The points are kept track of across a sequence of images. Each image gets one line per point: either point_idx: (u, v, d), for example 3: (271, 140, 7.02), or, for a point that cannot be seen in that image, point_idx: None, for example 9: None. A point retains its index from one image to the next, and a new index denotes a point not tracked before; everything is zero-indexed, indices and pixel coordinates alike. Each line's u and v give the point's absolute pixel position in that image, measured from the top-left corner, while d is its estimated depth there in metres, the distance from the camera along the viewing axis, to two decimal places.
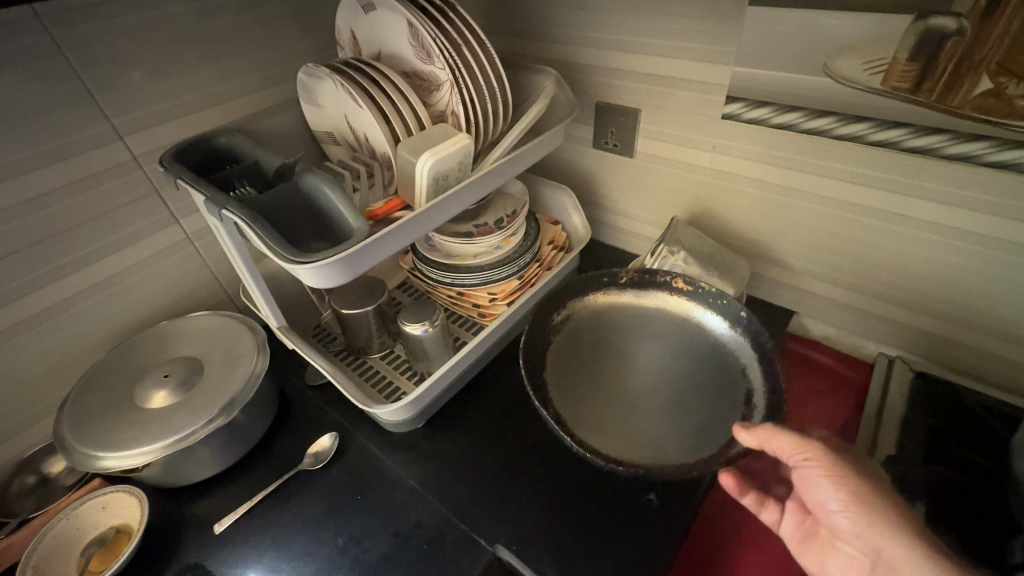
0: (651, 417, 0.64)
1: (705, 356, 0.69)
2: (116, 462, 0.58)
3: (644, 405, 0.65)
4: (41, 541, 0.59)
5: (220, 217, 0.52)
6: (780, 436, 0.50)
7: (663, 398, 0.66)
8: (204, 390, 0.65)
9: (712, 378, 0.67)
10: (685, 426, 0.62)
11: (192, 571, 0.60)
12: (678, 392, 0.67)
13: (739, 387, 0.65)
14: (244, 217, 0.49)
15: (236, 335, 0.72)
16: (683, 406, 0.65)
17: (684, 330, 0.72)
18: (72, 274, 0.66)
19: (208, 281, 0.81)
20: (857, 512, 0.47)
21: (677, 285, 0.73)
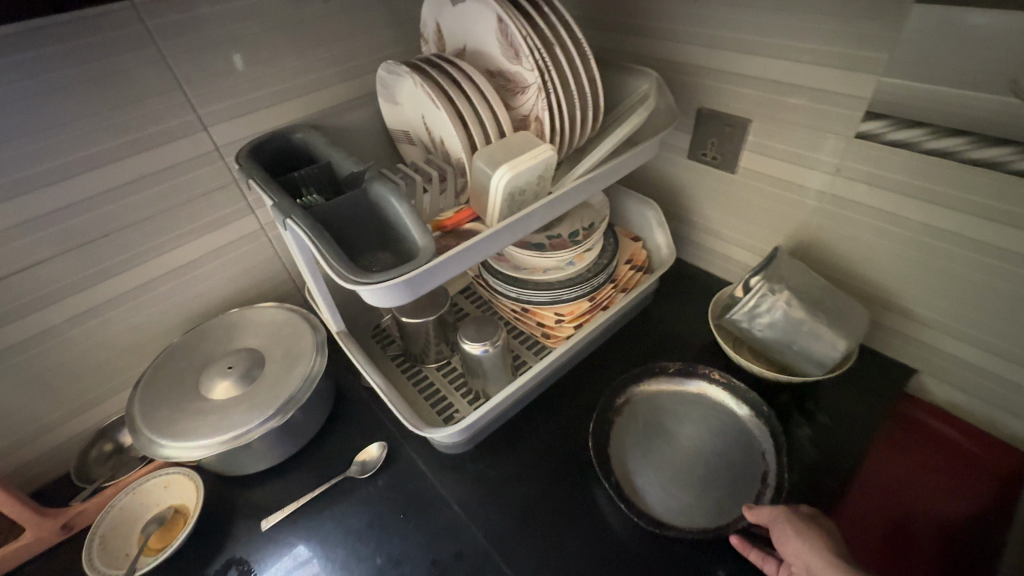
0: (687, 501, 0.61)
1: (737, 442, 0.66)
2: (177, 452, 0.59)
3: (682, 484, 0.63)
4: (109, 513, 0.63)
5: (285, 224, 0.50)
6: (763, 508, 0.55)
7: (700, 487, 0.63)
8: (263, 386, 0.65)
9: (737, 461, 0.64)
10: (711, 506, 0.61)
11: (237, 566, 0.61)
12: (709, 476, 0.63)
13: (757, 466, 0.63)
14: (308, 229, 0.46)
15: (299, 331, 0.72)
16: (724, 496, 0.61)
17: (718, 414, 0.69)
18: (156, 259, 0.68)
19: (279, 271, 0.82)
20: (813, 553, 0.49)
21: (713, 376, 0.70)
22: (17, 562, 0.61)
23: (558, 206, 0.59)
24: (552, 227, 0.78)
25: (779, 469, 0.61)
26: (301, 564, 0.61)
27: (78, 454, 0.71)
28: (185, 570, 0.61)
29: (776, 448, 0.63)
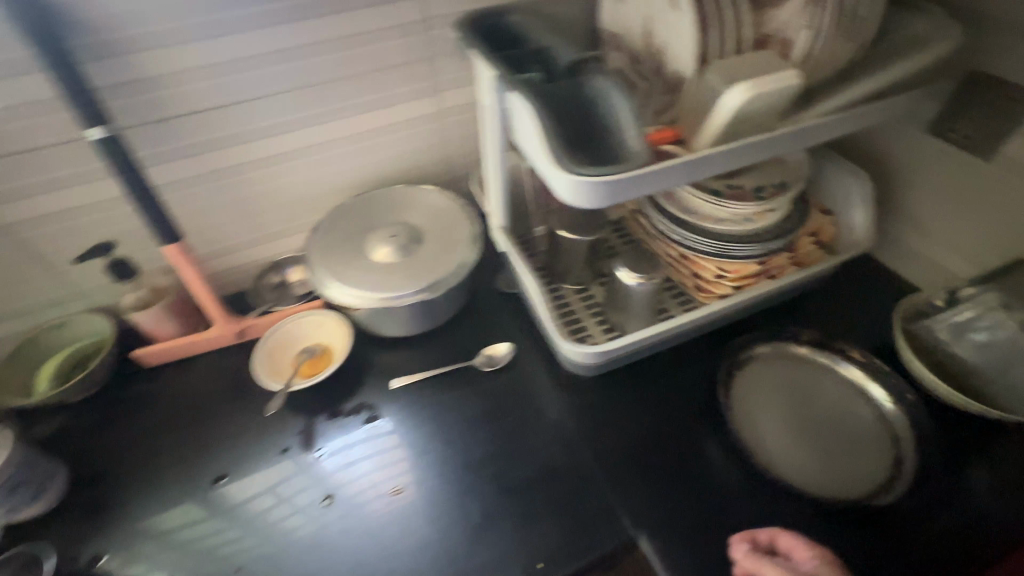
0: (807, 472, 0.58)
1: (873, 431, 0.60)
2: (344, 295, 0.66)
3: (805, 458, 0.59)
4: (274, 333, 0.72)
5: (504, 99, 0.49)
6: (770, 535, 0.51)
7: (823, 461, 0.59)
8: (420, 260, 0.69)
9: (868, 445, 0.59)
10: (831, 479, 0.58)
11: (367, 411, 0.68)
12: (834, 453, 0.60)
13: (888, 452, 0.59)
14: (533, 102, 0.45)
15: (457, 221, 0.73)
16: (853, 485, 0.57)
17: (855, 400, 0.63)
18: (349, 119, 0.72)
19: (443, 159, 0.83)
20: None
21: (851, 355, 0.64)
22: (202, 348, 0.73)
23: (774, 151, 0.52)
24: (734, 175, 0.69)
25: (922, 461, 0.56)
26: (393, 440, 0.65)
27: (254, 279, 0.81)
28: (325, 401, 0.69)
29: (917, 439, 0.58)
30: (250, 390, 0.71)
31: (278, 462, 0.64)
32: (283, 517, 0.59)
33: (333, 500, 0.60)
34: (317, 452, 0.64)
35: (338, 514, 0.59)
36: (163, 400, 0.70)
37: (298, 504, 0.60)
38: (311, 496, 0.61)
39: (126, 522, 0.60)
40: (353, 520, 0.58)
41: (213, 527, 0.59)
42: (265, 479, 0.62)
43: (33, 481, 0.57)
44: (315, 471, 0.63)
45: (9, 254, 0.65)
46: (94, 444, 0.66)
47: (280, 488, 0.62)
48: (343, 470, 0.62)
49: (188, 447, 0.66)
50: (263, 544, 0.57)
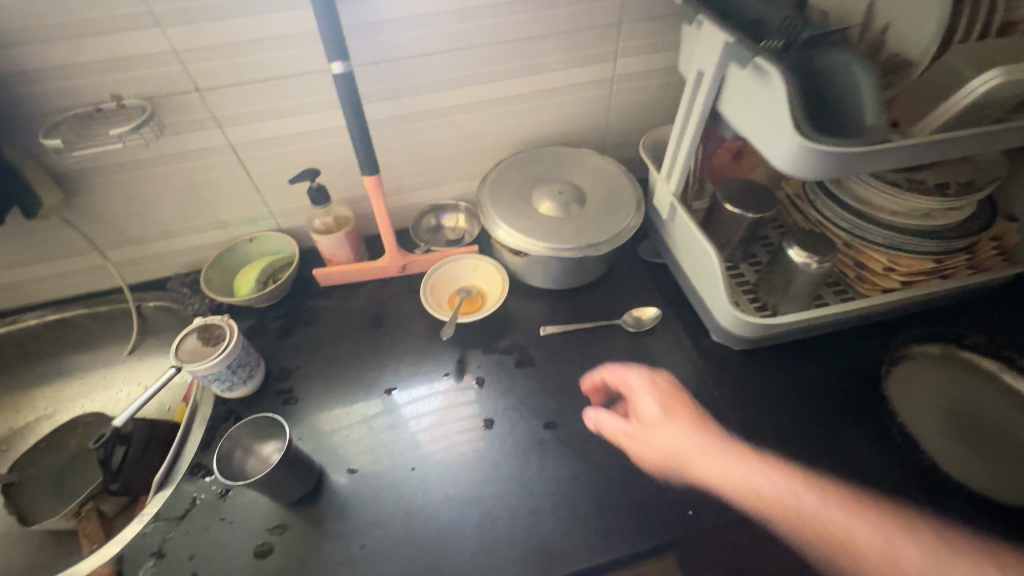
0: (975, 471, 0.57)
1: None
2: (515, 241, 0.70)
3: (972, 457, 0.58)
4: (438, 268, 0.78)
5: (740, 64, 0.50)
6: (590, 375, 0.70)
7: (993, 464, 0.57)
8: (585, 218, 0.72)
9: None
10: (1005, 482, 0.56)
11: (518, 351, 0.73)
12: (1004, 458, 0.58)
13: None
14: (781, 75, 0.45)
15: (620, 186, 0.77)
16: None
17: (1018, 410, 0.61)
18: (531, 77, 0.75)
19: (602, 125, 0.85)
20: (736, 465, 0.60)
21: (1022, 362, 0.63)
22: (371, 275, 0.82)
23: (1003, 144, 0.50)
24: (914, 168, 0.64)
25: None
26: (473, 395, 0.69)
27: (413, 220, 0.88)
28: (479, 336, 0.75)
29: None
30: (412, 317, 0.78)
31: (368, 399, 0.70)
32: (376, 444, 0.65)
33: (414, 439, 0.65)
34: (402, 396, 0.69)
35: (436, 447, 0.64)
36: (337, 317, 0.79)
37: (388, 434, 0.66)
38: (399, 430, 0.66)
39: (314, 413, 0.68)
40: (444, 459, 0.63)
41: (343, 437, 0.66)
42: (359, 410, 0.68)
43: (247, 364, 0.66)
44: (400, 410, 0.68)
45: (231, 171, 0.73)
46: (281, 345, 0.75)
47: (372, 419, 0.67)
48: (424, 413, 0.67)
49: (361, 359, 0.74)
50: (376, 465, 0.63)
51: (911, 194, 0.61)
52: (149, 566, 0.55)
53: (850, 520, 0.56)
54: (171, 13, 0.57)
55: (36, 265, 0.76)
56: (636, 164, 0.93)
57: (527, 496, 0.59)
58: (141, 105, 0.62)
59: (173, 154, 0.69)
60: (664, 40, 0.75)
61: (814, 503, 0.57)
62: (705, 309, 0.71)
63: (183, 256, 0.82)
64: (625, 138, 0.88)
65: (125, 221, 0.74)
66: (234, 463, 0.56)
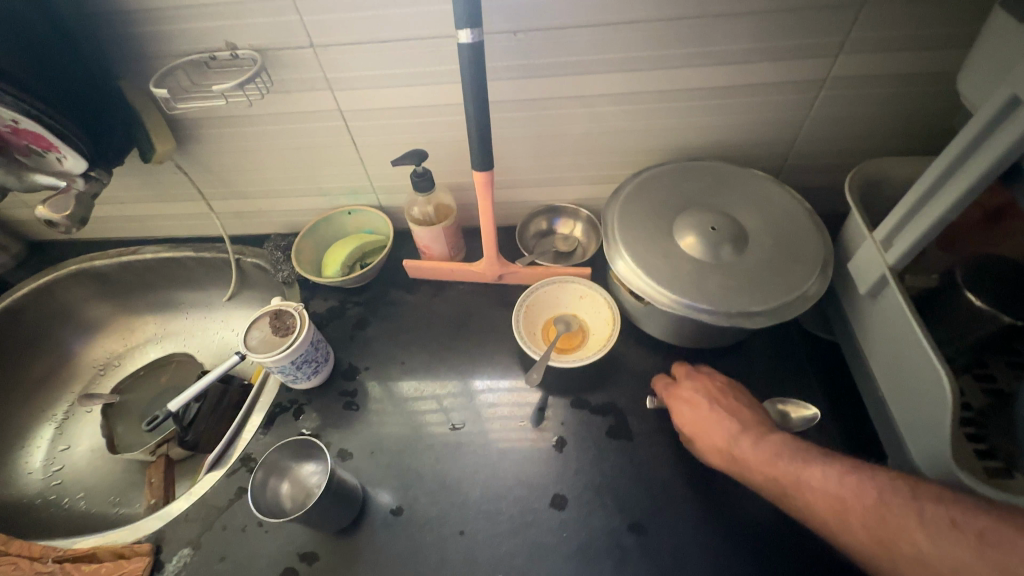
0: None
1: None
2: (637, 284, 0.54)
3: None
4: (539, 290, 0.65)
5: None
6: (662, 381, 0.58)
7: None
8: (739, 269, 0.54)
9: None
10: None
11: (613, 413, 0.59)
12: None
13: None
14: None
15: (801, 233, 0.57)
16: None
17: None
18: (708, 68, 0.56)
19: (788, 140, 0.64)
20: (749, 452, 0.48)
21: None
22: (463, 277, 0.72)
23: None
24: None
25: None
26: (551, 452, 0.57)
27: (522, 220, 0.76)
28: (570, 381, 0.62)
29: None
30: (498, 337, 0.68)
31: (445, 381, 0.64)
32: (443, 430, 0.60)
33: (482, 434, 0.59)
34: (481, 391, 0.63)
35: (498, 481, 0.55)
36: (418, 317, 0.70)
37: (455, 421, 0.60)
38: (468, 422, 0.60)
39: (373, 425, 0.61)
40: (499, 481, 0.55)
41: (400, 446, 0.59)
42: (436, 389, 0.63)
43: (314, 360, 0.60)
44: (476, 400, 0.62)
45: (336, 138, 0.66)
46: (356, 336, 0.69)
47: (445, 400, 0.62)
48: (499, 410, 0.61)
49: (434, 374, 0.65)
50: (428, 483, 0.56)
51: None
52: (184, 555, 0.53)
53: (854, 492, 0.41)
54: None
55: (155, 203, 0.77)
56: (820, 196, 0.71)
57: None
58: (253, 57, 0.56)
59: (280, 114, 0.63)
60: (924, 34, 0.51)
61: (824, 479, 0.43)
62: (890, 432, 0.51)
63: (284, 217, 0.79)
64: (816, 161, 0.66)
65: (232, 175, 0.72)
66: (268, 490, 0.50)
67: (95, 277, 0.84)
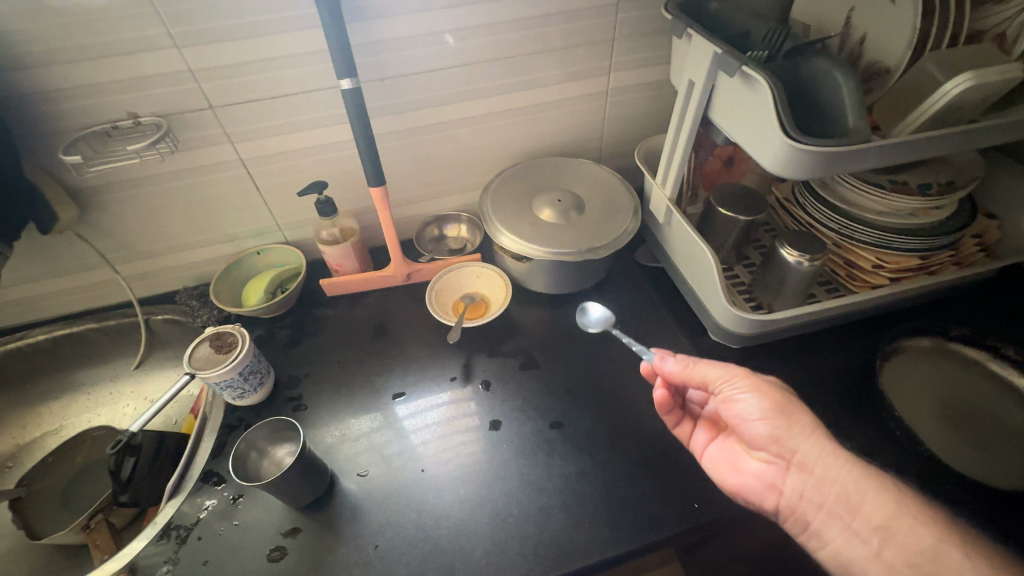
0: (971, 462, 0.58)
1: None
2: (521, 248, 0.72)
3: (966, 444, 0.60)
4: (442, 276, 0.80)
5: (731, 73, 0.52)
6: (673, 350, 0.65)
7: (990, 455, 0.59)
8: (583, 224, 0.75)
9: None
10: (1002, 468, 0.57)
11: (521, 352, 0.75)
12: (1001, 448, 0.59)
13: None
14: (770, 83, 0.48)
15: (617, 192, 0.80)
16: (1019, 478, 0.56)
17: (1009, 400, 0.64)
18: (529, 91, 0.78)
19: (598, 136, 0.88)
20: (770, 406, 0.52)
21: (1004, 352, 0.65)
22: (377, 285, 0.84)
23: (995, 138, 0.52)
24: (897, 170, 0.68)
25: None
26: (481, 397, 0.70)
27: (415, 231, 0.91)
28: (483, 339, 0.77)
29: None
30: (417, 324, 0.80)
31: (372, 412, 0.70)
32: (383, 453, 0.65)
33: (418, 455, 0.65)
34: (407, 402, 0.70)
35: (443, 469, 0.63)
36: (344, 324, 0.81)
37: (391, 448, 0.66)
38: (405, 440, 0.66)
39: (323, 418, 0.69)
40: (446, 481, 0.62)
41: (350, 442, 0.66)
42: (365, 419, 0.69)
43: (258, 371, 0.67)
44: (408, 421, 0.68)
45: (241, 185, 0.75)
46: (290, 353, 0.77)
47: (375, 433, 0.67)
48: (429, 428, 0.67)
49: (368, 364, 0.75)
50: (383, 467, 0.64)
51: (895, 195, 0.63)
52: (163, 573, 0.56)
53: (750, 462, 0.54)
54: (186, 34, 0.60)
55: (47, 279, 0.77)
56: (630, 174, 0.97)
57: (538, 494, 0.61)
58: (157, 122, 0.65)
59: (185, 169, 0.71)
60: (655, 55, 0.79)
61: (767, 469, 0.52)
62: (702, 310, 0.74)
63: (192, 269, 0.84)
64: (620, 149, 0.92)
65: (136, 235, 0.76)
66: (248, 464, 0.59)
67: None
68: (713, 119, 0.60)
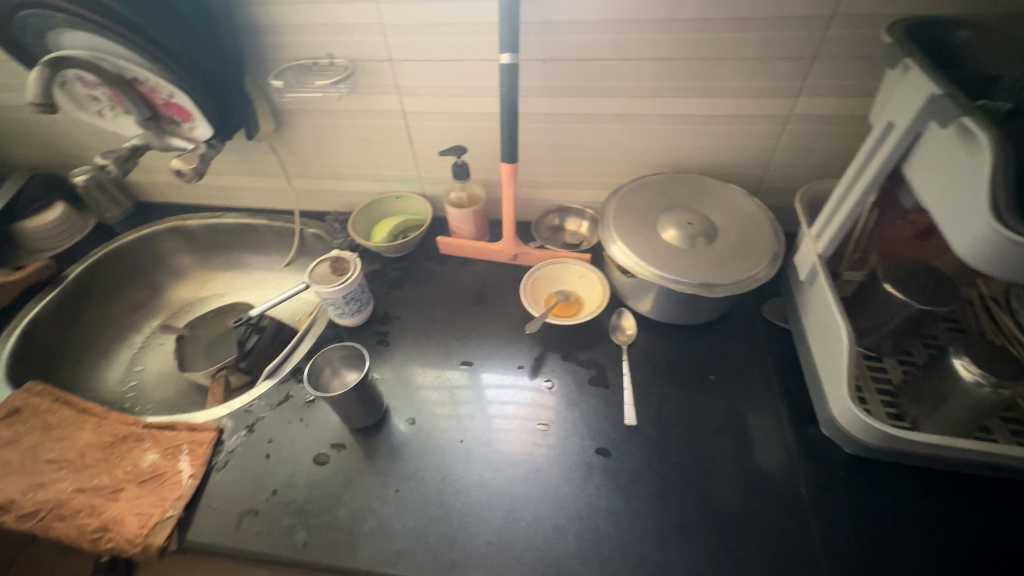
0: None
1: None
2: (629, 262, 0.67)
3: None
4: (545, 265, 0.80)
5: (950, 121, 0.41)
6: None
7: None
8: (706, 255, 0.67)
9: None
10: None
11: (595, 366, 0.72)
12: None
13: None
14: (1003, 146, 0.36)
15: (760, 232, 0.70)
16: None
17: None
18: (693, 100, 0.72)
19: (761, 165, 0.78)
20: None
21: None
22: (485, 255, 0.87)
23: None
24: None
25: None
26: (540, 395, 0.69)
27: (537, 216, 0.91)
28: (562, 339, 0.75)
29: None
30: (507, 304, 0.81)
31: (440, 370, 0.73)
32: (435, 412, 0.68)
33: (464, 426, 0.66)
34: (472, 373, 0.72)
35: (480, 449, 0.64)
36: (444, 282, 0.85)
37: (444, 410, 0.68)
38: (458, 408, 0.68)
39: (398, 359, 0.75)
40: (478, 461, 0.63)
41: (412, 390, 0.71)
42: (431, 374, 0.73)
43: (360, 300, 0.75)
44: (467, 392, 0.70)
45: (397, 134, 0.83)
46: (392, 293, 0.84)
47: (435, 390, 0.71)
48: (482, 405, 0.69)
49: (451, 325, 0.79)
50: (430, 424, 0.67)
51: None
52: (241, 436, 0.66)
53: None
54: None
55: (245, 176, 0.95)
56: (789, 216, 0.84)
57: (557, 511, 0.58)
58: (346, 65, 0.74)
59: (358, 111, 0.81)
60: (861, 85, 0.66)
61: None
62: (819, 394, 0.62)
63: (343, 197, 0.96)
64: (784, 184, 0.80)
65: (311, 158, 0.90)
66: (320, 377, 0.67)
67: (183, 233, 1.02)
68: (908, 174, 0.48)
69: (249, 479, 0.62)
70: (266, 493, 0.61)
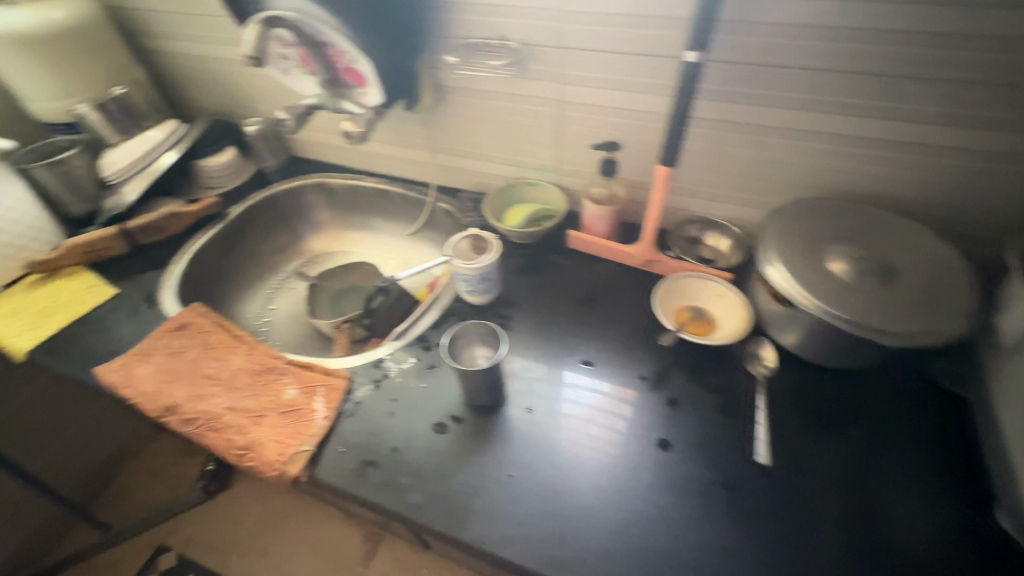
0: None
1: None
2: (790, 289, 0.62)
3: None
4: (680, 277, 0.77)
5: None
6: None
7: None
8: (883, 297, 0.60)
9: None
10: None
11: (724, 392, 0.67)
12: None
13: None
14: None
15: (952, 283, 0.61)
16: None
17: None
18: (893, 123, 0.64)
19: (958, 206, 0.68)
20: None
21: None
22: (616, 257, 0.85)
23: None
24: None
25: None
26: (662, 411, 0.66)
27: (674, 224, 0.87)
28: (690, 357, 0.71)
29: None
30: (633, 310, 0.79)
31: (559, 364, 0.73)
32: (551, 405, 0.68)
33: (579, 426, 0.65)
34: (591, 374, 0.71)
35: (595, 453, 0.63)
36: (569, 277, 0.84)
37: (560, 406, 0.68)
38: (574, 406, 0.67)
39: (519, 346, 0.75)
40: (592, 464, 0.62)
41: (530, 378, 0.71)
42: (550, 367, 0.72)
43: (491, 281, 0.76)
44: (585, 392, 0.69)
45: (549, 122, 0.82)
46: (516, 279, 0.84)
47: (552, 383, 0.70)
48: (600, 408, 0.67)
49: (572, 322, 0.78)
50: (546, 416, 0.67)
51: None
52: (367, 389, 0.70)
53: None
54: None
55: (392, 145, 1.00)
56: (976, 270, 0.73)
57: (672, 536, 0.56)
58: (519, 48, 0.75)
59: (516, 94, 0.81)
60: None
61: None
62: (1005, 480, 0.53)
63: (479, 178, 0.98)
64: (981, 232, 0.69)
65: (458, 135, 0.92)
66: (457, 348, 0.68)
67: (327, 191, 1.09)
68: None
69: (372, 432, 0.65)
70: (386, 449, 0.64)
